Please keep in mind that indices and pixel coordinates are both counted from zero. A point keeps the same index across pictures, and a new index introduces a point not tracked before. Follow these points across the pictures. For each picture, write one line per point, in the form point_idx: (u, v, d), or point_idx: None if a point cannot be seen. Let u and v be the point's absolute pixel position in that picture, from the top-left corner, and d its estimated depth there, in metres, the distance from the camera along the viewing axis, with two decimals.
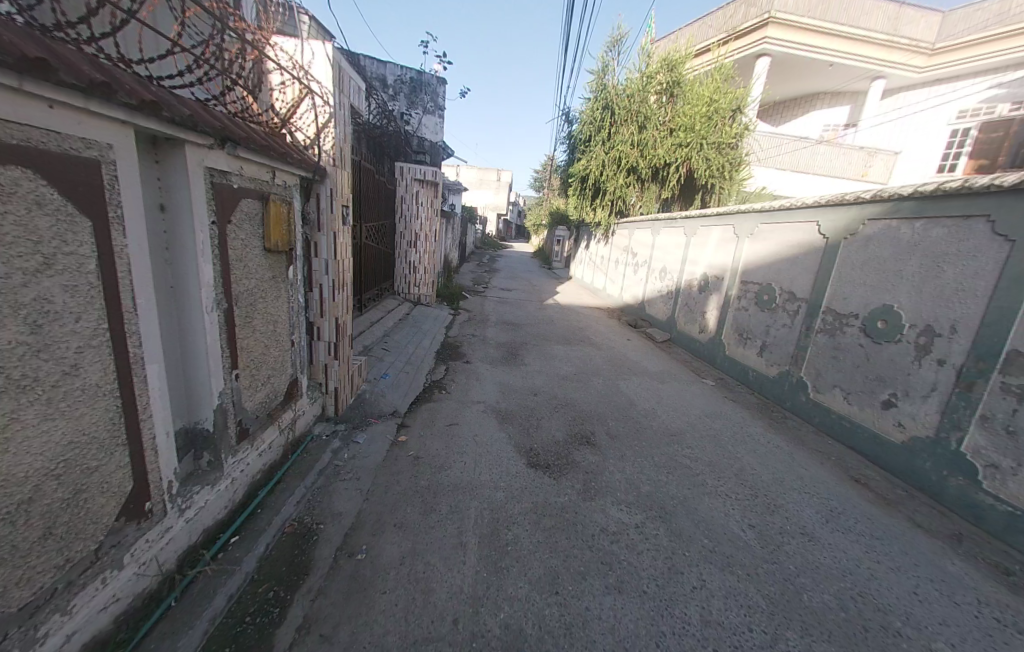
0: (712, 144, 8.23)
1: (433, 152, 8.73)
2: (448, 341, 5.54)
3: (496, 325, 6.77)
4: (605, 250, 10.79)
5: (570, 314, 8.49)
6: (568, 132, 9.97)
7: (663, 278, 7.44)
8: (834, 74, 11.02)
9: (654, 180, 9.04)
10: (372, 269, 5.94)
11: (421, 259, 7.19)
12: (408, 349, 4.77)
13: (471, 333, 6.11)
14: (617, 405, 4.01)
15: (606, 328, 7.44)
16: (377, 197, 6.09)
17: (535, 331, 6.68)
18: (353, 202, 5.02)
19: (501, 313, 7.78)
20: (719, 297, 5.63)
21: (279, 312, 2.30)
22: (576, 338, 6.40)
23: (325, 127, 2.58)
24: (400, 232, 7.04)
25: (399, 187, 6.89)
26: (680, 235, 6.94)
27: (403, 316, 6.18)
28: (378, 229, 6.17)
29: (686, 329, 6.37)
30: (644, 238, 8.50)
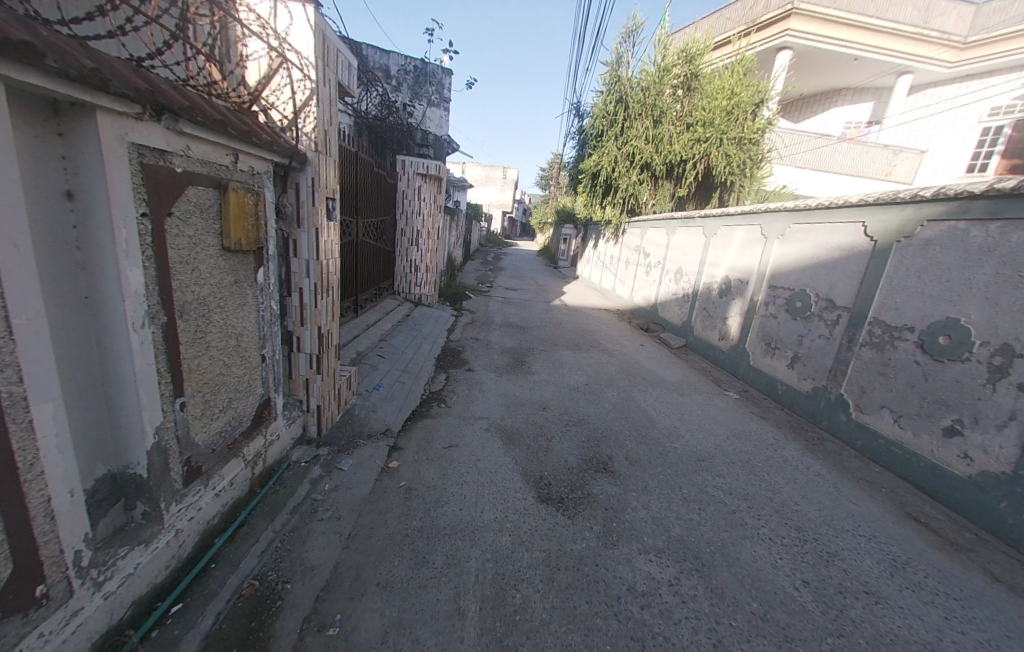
0: (733, 139, 7.77)
1: (437, 146, 8.33)
2: (450, 345, 5.16)
3: (502, 328, 6.39)
4: (615, 249, 10.35)
5: (579, 317, 8.08)
6: (578, 126, 9.53)
7: (679, 280, 7.00)
8: (860, 68, 10.47)
9: (668, 177, 8.60)
10: (370, 268, 5.55)
11: (423, 257, 6.80)
12: (406, 355, 4.39)
13: (474, 336, 5.73)
14: (635, 423, 3.61)
15: (618, 332, 7.02)
16: (377, 191, 5.69)
17: (543, 335, 6.28)
18: (350, 197, 4.66)
19: (507, 315, 7.39)
20: (743, 301, 5.19)
21: (244, 324, 1.93)
22: (586, 343, 5.99)
23: (306, 106, 2.17)
24: (401, 229, 6.64)
25: (401, 180, 6.46)
26: (700, 235, 6.49)
27: (402, 318, 5.81)
28: (377, 226, 5.77)
29: (705, 335, 5.94)
30: (658, 237, 8.05)
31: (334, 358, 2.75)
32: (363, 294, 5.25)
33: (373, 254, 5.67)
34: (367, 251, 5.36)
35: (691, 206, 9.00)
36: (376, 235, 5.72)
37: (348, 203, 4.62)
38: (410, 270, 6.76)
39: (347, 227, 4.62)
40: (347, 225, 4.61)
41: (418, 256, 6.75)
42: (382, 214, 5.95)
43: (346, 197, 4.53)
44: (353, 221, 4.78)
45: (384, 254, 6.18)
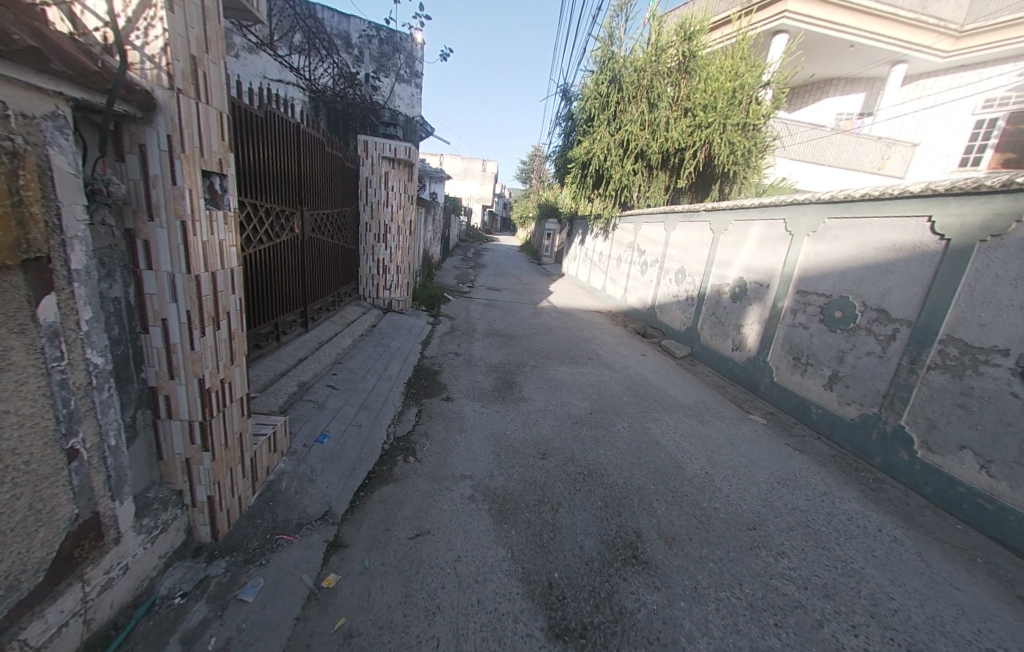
0: (736, 125, 7.07)
1: (408, 128, 7.31)
2: (423, 364, 4.26)
3: (485, 338, 5.54)
4: (606, 245, 9.60)
5: (569, 321, 7.31)
6: (566, 110, 8.65)
7: (681, 281, 6.27)
8: (856, 55, 10.01)
9: (664, 168, 7.88)
10: (324, 270, 4.56)
11: (392, 256, 5.81)
12: (365, 382, 3.48)
13: (453, 350, 4.85)
14: (657, 470, 2.85)
15: (614, 339, 6.28)
16: (331, 176, 4.65)
17: (532, 345, 5.47)
18: (290, 183, 3.66)
19: (490, 320, 6.53)
20: (764, 308, 4.50)
21: (8, 407, 1.00)
22: (582, 355, 5.22)
23: (146, 6, 1.23)
24: (364, 223, 5.62)
25: (363, 164, 5.40)
26: (707, 230, 5.75)
27: (366, 330, 4.87)
28: (333, 219, 4.76)
29: (715, 344, 5.25)
30: (656, 233, 7.31)
31: (241, 418, 1.84)
32: (314, 303, 4.27)
33: (328, 253, 4.68)
34: (318, 250, 4.37)
35: (688, 199, 8.31)
36: (331, 230, 4.72)
37: (286, 190, 3.62)
38: (377, 272, 5.77)
39: (285, 220, 3.62)
40: (286, 218, 3.61)
41: (386, 255, 5.76)
42: (339, 206, 4.94)
43: (282, 181, 3.53)
44: (295, 213, 3.78)
45: (344, 253, 5.18)
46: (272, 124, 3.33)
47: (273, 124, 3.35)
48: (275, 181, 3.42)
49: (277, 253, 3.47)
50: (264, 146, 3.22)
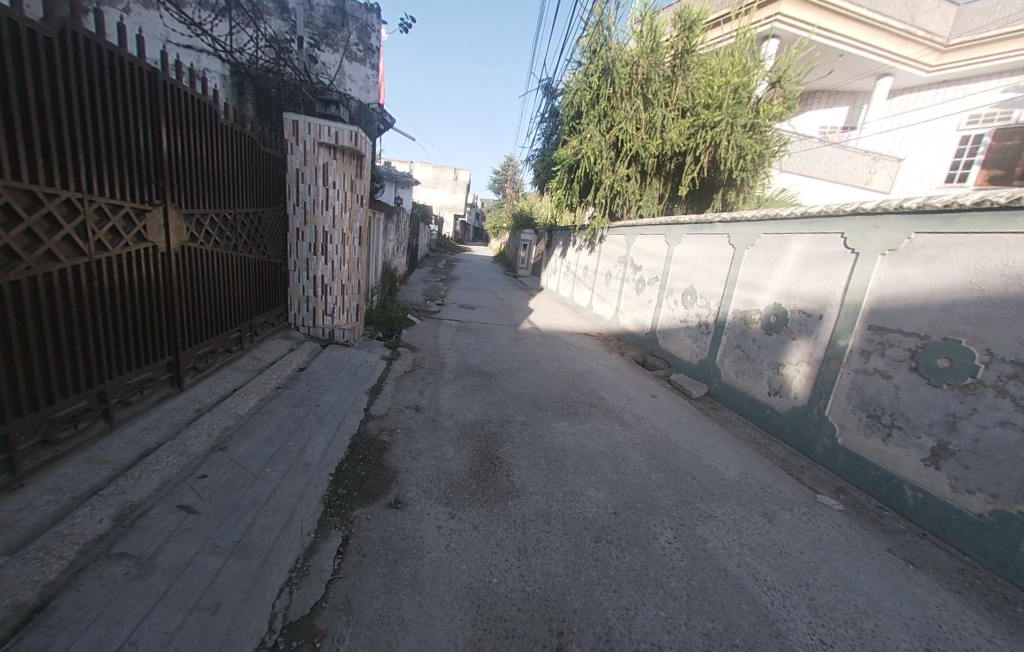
0: (746, 125, 6.21)
1: (362, 116, 5.99)
2: (365, 432, 2.93)
3: (457, 378, 4.26)
4: (593, 258, 8.58)
5: (557, 347, 6.17)
6: (548, 107, 7.63)
7: (690, 304, 5.22)
8: (846, 65, 9.75)
9: (658, 174, 7.00)
10: (222, 296, 3.06)
11: (334, 274, 4.40)
12: (261, 482, 2.13)
13: (412, 401, 3.54)
14: (751, 645, 1.68)
15: (615, 373, 5.17)
16: (233, 162, 3.15)
17: (517, 387, 4.23)
18: (146, 160, 2.22)
19: (463, 351, 5.26)
20: (817, 345, 3.50)
21: None
22: (583, 402, 4.04)
23: None
24: (296, 230, 4.20)
25: (291, 152, 3.98)
26: (726, 244, 4.72)
27: (292, 374, 3.48)
28: (239, 223, 3.25)
29: (743, 385, 4.21)
30: (653, 246, 6.32)
31: None
32: (200, 347, 2.81)
33: (229, 272, 3.16)
34: (208, 268, 2.87)
35: (683, 209, 7.47)
36: (235, 239, 3.21)
37: (135, 174, 2.14)
38: (312, 293, 4.35)
39: (129, 222, 2.12)
40: (131, 216, 2.11)
41: (325, 271, 4.34)
42: (251, 205, 3.44)
43: (127, 158, 2.08)
44: (154, 211, 2.28)
45: (260, 270, 3.68)
46: (89, 55, 1.84)
47: (98, 58, 1.89)
48: (102, 155, 1.94)
49: (102, 276, 1.98)
50: (66, 88, 1.73)
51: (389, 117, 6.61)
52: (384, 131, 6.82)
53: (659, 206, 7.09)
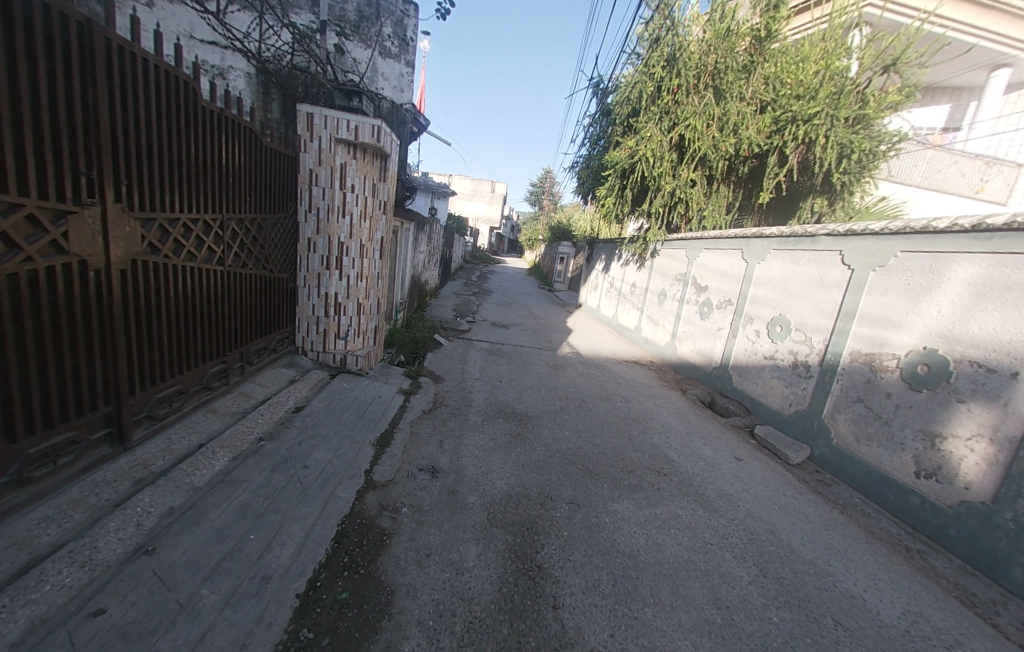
0: (851, 120, 5.07)
1: (394, 117, 5.47)
2: (361, 511, 2.15)
3: (486, 423, 3.43)
4: (643, 275, 7.61)
5: (605, 379, 5.24)
6: (598, 106, 6.84)
7: (781, 338, 4.15)
8: (953, 56, 8.35)
9: (728, 179, 6.02)
10: (196, 322, 2.42)
11: (349, 291, 3.74)
12: (187, 615, 1.40)
13: (427, 460, 2.74)
14: None
15: (681, 421, 4.15)
16: (221, 159, 2.55)
17: (560, 438, 3.35)
18: (70, 145, 1.62)
19: (494, 383, 4.44)
20: (1003, 416, 2.41)
21: None
22: (647, 467, 3.09)
23: None
24: (307, 240, 3.57)
25: (305, 151, 3.41)
26: (835, 264, 3.68)
27: (285, 416, 2.79)
28: (227, 233, 2.63)
29: (874, 456, 3.10)
30: (723, 263, 5.30)
31: None
32: (155, 390, 2.15)
33: (209, 293, 2.53)
34: (174, 289, 2.23)
35: (755, 220, 6.47)
36: (221, 252, 2.59)
37: (46, 162, 1.53)
38: (323, 313, 3.69)
39: (37, 227, 1.51)
40: (39, 218, 1.50)
41: (339, 288, 3.69)
42: (247, 211, 2.83)
43: (32, 137, 1.47)
44: (83, 214, 1.67)
45: (257, 288, 3.06)
46: None
47: None
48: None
49: None
50: None
51: (423, 119, 6.06)
52: (419, 134, 6.29)
53: (727, 216, 6.12)
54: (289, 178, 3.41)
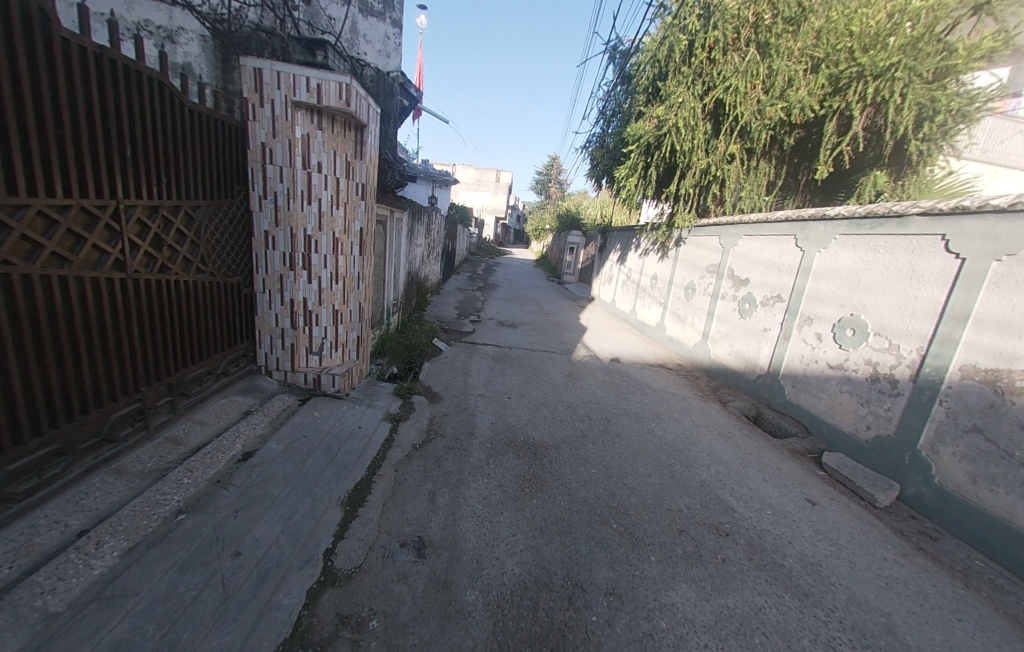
0: (936, 73, 4.16)
1: (379, 87, 4.68)
2: (310, 629, 1.45)
3: (492, 460, 2.71)
4: (666, 266, 6.78)
5: (631, 389, 4.49)
6: (617, 73, 5.94)
7: (854, 343, 3.37)
8: None
9: (770, 153, 5.17)
10: (73, 354, 1.68)
11: (321, 296, 3.04)
12: None
13: (413, 527, 2.03)
14: None
15: (730, 447, 3.40)
16: (120, 121, 1.79)
17: (586, 479, 2.62)
18: None
19: (501, 400, 3.72)
20: None
21: None
22: (702, 522, 2.36)
23: None
24: (265, 235, 2.81)
25: (254, 119, 2.64)
26: (935, 253, 2.91)
27: (225, 469, 2.10)
28: (131, 226, 1.87)
29: (1000, 504, 2.37)
30: (769, 252, 4.48)
31: None
32: (6, 463, 1.46)
33: (99, 311, 1.77)
34: (27, 306, 1.48)
35: (796, 203, 5.68)
36: (122, 253, 1.83)
37: None
38: (289, 324, 2.99)
39: None
40: None
41: (308, 293, 2.97)
42: (165, 196, 2.06)
43: None
44: None
45: (188, 299, 2.30)
46: None
47: None
48: None
49: None
50: None
51: (415, 90, 5.22)
52: (410, 108, 5.46)
53: (764, 197, 5.37)
54: (233, 155, 2.63)
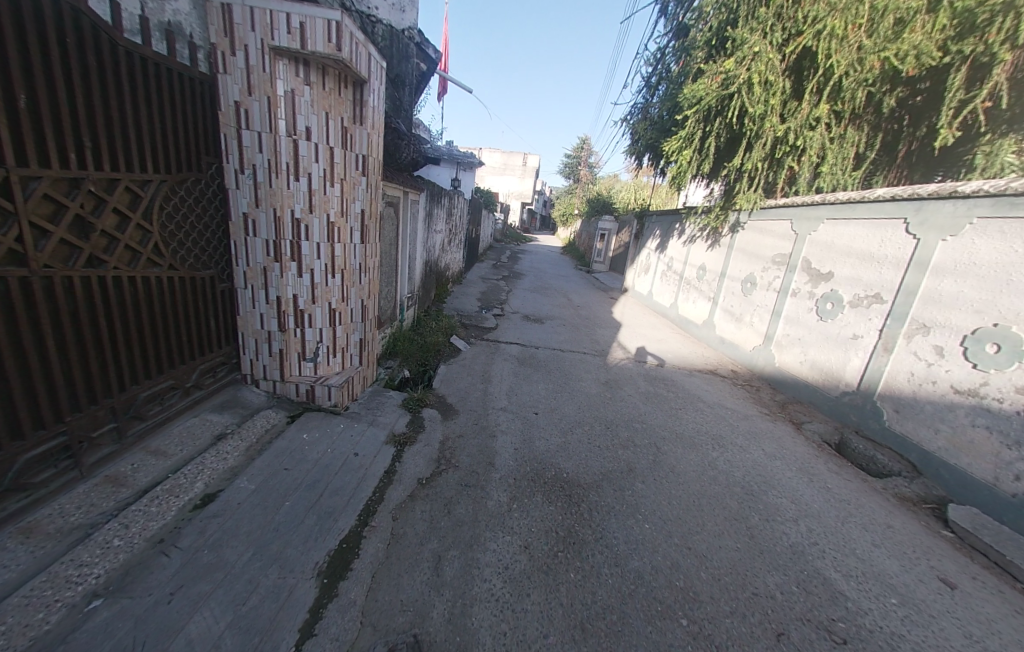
0: None
1: (392, 45, 4.00)
2: None
3: (517, 506, 2.13)
4: (717, 255, 5.90)
5: (681, 402, 3.79)
6: (672, 26, 5.02)
7: (999, 363, 2.55)
8: None
9: (860, 119, 4.24)
10: None
11: (315, 292, 2.52)
12: None
13: (408, 618, 1.48)
14: None
15: (818, 491, 2.67)
16: (7, 56, 1.28)
17: (639, 539, 2.00)
18: None
19: (527, 416, 3.13)
20: None
21: None
22: (806, 620, 1.70)
23: None
24: (243, 217, 2.28)
25: (225, 71, 2.09)
26: None
27: (173, 522, 1.63)
28: (32, 203, 1.37)
29: None
30: (863, 240, 3.60)
31: None
32: None
33: None
34: None
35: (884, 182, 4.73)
36: (20, 240, 1.34)
37: None
38: (277, 326, 2.48)
39: None
40: None
41: (299, 290, 2.46)
42: (89, 165, 1.56)
43: None
44: None
45: (135, 299, 1.82)
46: None
47: None
48: None
49: None
50: None
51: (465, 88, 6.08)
52: (428, 74, 4.76)
53: (847, 175, 4.47)
54: (200, 117, 2.09)
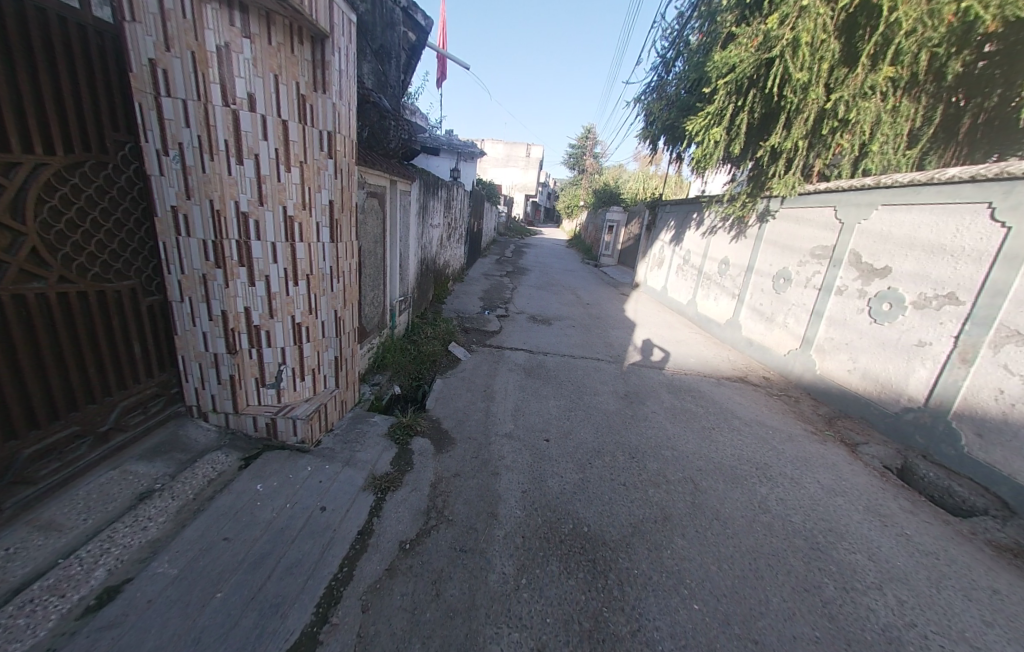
0: None
1: (373, 12, 3.43)
2: None
3: (527, 580, 1.65)
4: (743, 247, 5.33)
5: (712, 418, 3.28)
6: None
7: None
8: None
9: (918, 88, 3.63)
10: None
11: (272, 303, 2.04)
12: None
13: None
14: None
15: (897, 542, 2.16)
16: None
17: (689, 630, 1.51)
18: None
19: (536, 443, 2.64)
20: None
21: None
22: None
23: None
24: (172, 212, 1.78)
25: (132, 16, 1.56)
26: None
27: (47, 641, 1.16)
28: None
29: None
30: (932, 229, 3.05)
31: None
32: None
33: None
34: None
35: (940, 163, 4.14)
36: None
37: None
38: (225, 348, 1.99)
39: None
40: None
41: (252, 302, 1.98)
42: None
43: None
44: None
45: (6, 326, 1.33)
46: None
47: None
48: None
49: None
50: None
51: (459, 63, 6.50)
52: (419, 45, 4.15)
53: (898, 154, 3.90)
54: (103, 80, 1.58)
